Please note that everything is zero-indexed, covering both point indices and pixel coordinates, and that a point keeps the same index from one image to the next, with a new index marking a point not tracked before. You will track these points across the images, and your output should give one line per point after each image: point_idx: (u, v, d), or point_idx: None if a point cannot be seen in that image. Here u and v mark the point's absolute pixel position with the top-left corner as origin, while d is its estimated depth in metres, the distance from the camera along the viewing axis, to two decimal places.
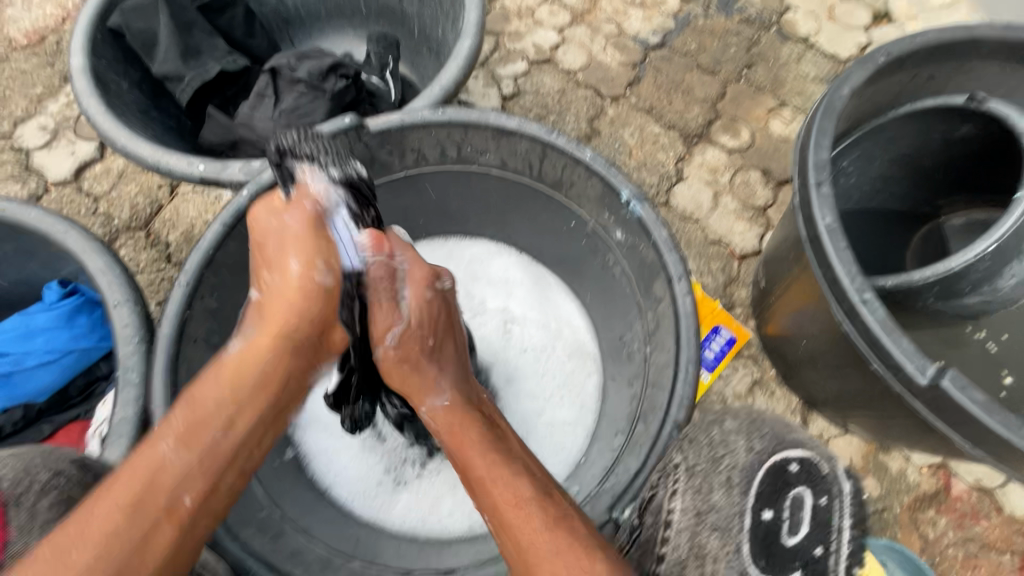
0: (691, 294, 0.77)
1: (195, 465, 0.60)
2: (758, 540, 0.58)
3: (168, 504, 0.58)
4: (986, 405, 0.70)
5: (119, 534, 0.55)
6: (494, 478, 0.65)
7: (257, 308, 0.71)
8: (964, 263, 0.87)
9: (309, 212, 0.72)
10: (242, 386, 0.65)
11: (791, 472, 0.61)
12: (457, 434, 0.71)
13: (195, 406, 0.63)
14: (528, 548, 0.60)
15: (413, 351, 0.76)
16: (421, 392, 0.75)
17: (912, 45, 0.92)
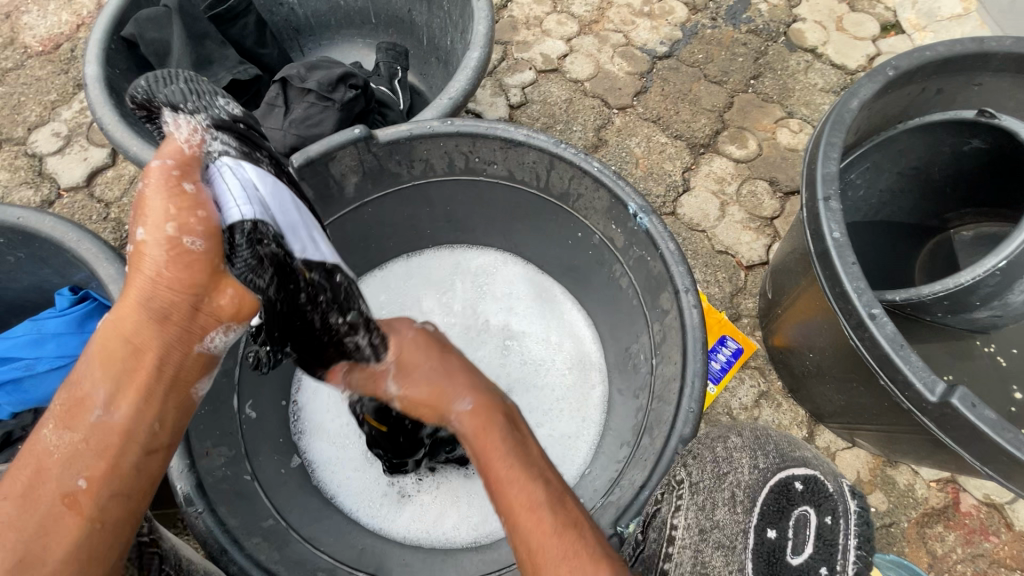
0: (698, 306, 0.77)
1: (83, 447, 0.55)
2: (762, 559, 0.56)
3: (63, 490, 0.53)
4: (997, 423, 0.70)
5: (14, 527, 0.51)
6: (511, 478, 0.59)
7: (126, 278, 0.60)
8: (973, 279, 0.86)
9: (156, 166, 0.58)
10: (116, 358, 0.56)
11: (795, 491, 0.58)
12: (480, 438, 0.63)
13: (74, 388, 0.57)
14: (538, 550, 0.55)
15: (414, 369, 0.69)
16: (441, 403, 0.66)
17: (922, 59, 0.92)
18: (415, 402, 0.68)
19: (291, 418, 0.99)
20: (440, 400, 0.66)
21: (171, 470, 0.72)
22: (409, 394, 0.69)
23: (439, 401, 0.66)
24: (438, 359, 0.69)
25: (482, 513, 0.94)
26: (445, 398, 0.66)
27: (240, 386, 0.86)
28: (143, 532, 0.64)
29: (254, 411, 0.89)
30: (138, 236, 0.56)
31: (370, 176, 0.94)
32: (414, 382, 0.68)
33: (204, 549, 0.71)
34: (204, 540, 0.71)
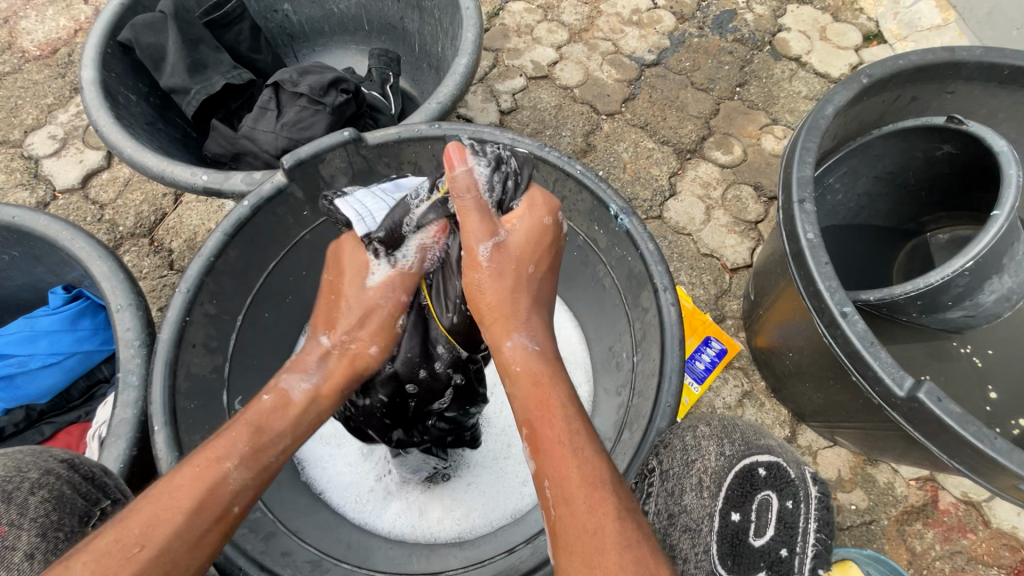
0: (676, 304, 0.80)
1: (254, 482, 0.61)
2: (727, 541, 0.63)
3: (222, 511, 0.58)
4: (961, 417, 0.72)
5: (180, 535, 0.55)
6: (575, 447, 0.57)
7: (319, 351, 0.71)
8: (942, 279, 0.88)
9: (403, 302, 0.75)
10: (303, 427, 0.67)
11: (759, 476, 0.65)
12: (540, 393, 0.61)
13: (259, 427, 0.64)
14: (597, 528, 0.52)
15: (511, 269, 0.67)
16: (508, 323, 0.65)
17: (895, 67, 0.96)
18: (487, 290, 0.66)
19: None
20: (508, 323, 0.65)
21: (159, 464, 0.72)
22: (490, 279, 0.66)
23: (512, 320, 0.65)
24: (535, 276, 0.68)
25: (465, 509, 0.95)
26: (517, 324, 0.65)
27: (229, 382, 0.90)
28: None
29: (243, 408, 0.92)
30: (370, 351, 0.73)
31: (359, 177, 0.97)
32: (503, 278, 0.66)
33: None
34: None
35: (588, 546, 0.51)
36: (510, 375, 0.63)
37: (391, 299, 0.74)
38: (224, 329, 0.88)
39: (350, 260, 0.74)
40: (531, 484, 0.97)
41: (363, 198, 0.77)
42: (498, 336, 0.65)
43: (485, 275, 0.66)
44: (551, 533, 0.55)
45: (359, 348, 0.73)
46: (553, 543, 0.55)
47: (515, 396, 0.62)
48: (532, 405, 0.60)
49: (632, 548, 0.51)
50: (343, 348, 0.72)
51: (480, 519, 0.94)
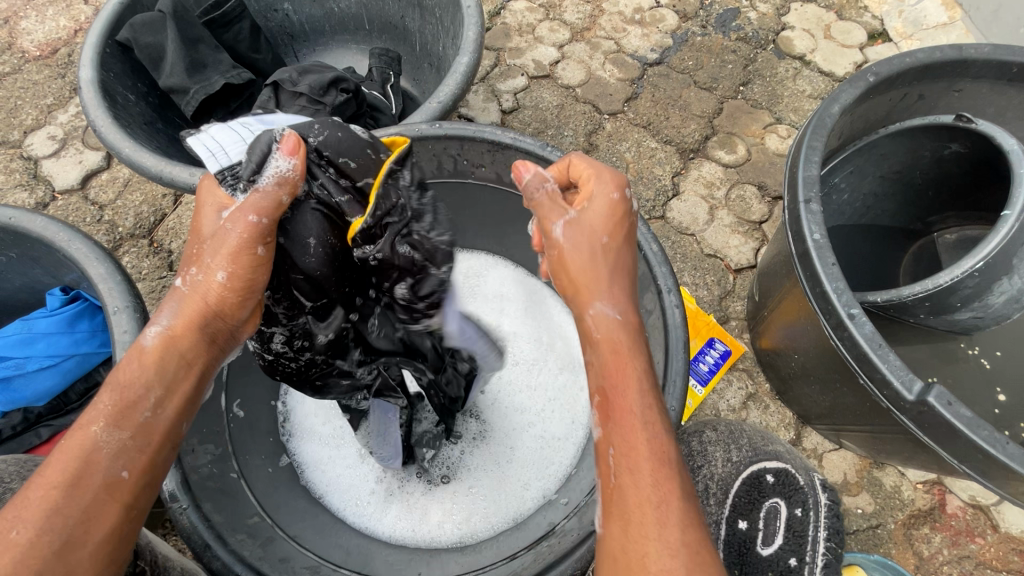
0: (681, 306, 0.79)
1: (131, 443, 0.55)
2: (733, 549, 0.62)
3: (107, 480, 0.53)
4: (972, 421, 0.71)
5: (61, 513, 0.51)
6: (647, 423, 0.54)
7: (172, 293, 0.61)
8: (951, 280, 0.86)
9: (254, 223, 0.59)
10: (168, 373, 0.58)
11: (767, 483, 0.63)
12: (615, 359, 0.57)
13: (120, 389, 0.56)
14: (664, 504, 0.50)
15: (591, 238, 0.62)
16: (591, 290, 0.60)
17: (902, 66, 0.94)
18: (567, 263, 0.61)
19: (281, 421, 0.99)
20: (590, 289, 0.60)
21: None
22: (565, 253, 0.62)
23: (596, 286, 0.60)
24: (612, 245, 0.62)
25: (467, 512, 0.95)
26: (599, 290, 0.60)
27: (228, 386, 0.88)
28: None
29: (242, 410, 0.91)
30: (217, 278, 0.59)
31: None
32: (581, 245, 0.61)
33: (186, 545, 0.71)
34: (187, 536, 0.71)
35: (649, 516, 0.50)
36: (590, 343, 0.59)
37: (239, 221, 0.59)
38: None
39: (202, 196, 0.65)
40: (532, 488, 0.94)
41: (219, 132, 0.69)
42: (582, 307, 0.60)
43: (564, 246, 0.62)
44: (606, 499, 0.54)
45: (204, 278, 0.59)
46: (606, 508, 0.53)
47: (593, 363, 0.59)
48: (608, 373, 0.57)
49: (692, 527, 0.50)
50: (190, 284, 0.60)
51: (482, 523, 0.93)
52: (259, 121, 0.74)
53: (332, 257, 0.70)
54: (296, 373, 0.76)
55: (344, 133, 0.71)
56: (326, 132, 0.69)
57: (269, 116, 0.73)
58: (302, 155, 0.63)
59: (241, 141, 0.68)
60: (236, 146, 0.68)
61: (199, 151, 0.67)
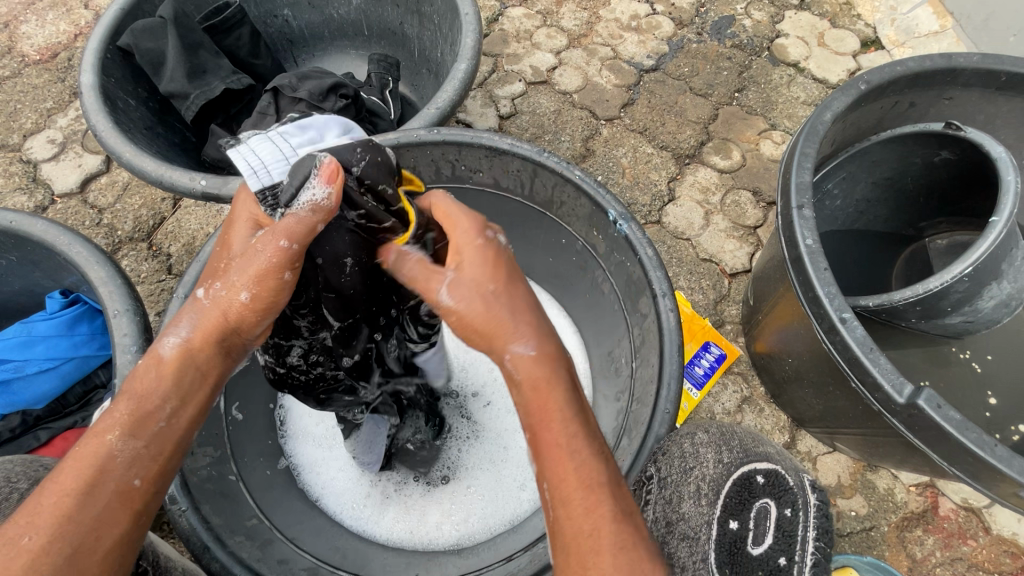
0: (675, 310, 0.80)
1: (145, 452, 0.57)
2: (724, 549, 0.61)
3: (121, 486, 0.55)
4: (961, 424, 0.72)
5: (73, 519, 0.52)
6: (573, 449, 0.54)
7: (193, 302, 0.62)
8: (941, 285, 0.88)
9: (285, 248, 0.58)
10: (184, 385, 0.60)
11: (758, 484, 0.63)
12: (540, 396, 0.56)
13: (137, 398, 0.59)
14: (594, 531, 0.51)
15: (481, 286, 0.59)
16: (507, 331, 0.58)
17: (893, 74, 0.96)
18: (472, 317, 0.59)
19: (278, 422, 0.99)
20: (501, 331, 0.58)
21: None
22: (460, 313, 0.59)
23: (506, 330, 0.58)
24: (497, 292, 0.60)
25: (464, 514, 0.95)
26: (512, 333, 0.58)
27: (227, 389, 0.88)
28: None
29: (242, 413, 0.91)
30: (240, 297, 0.59)
31: None
32: (471, 299, 0.59)
33: (186, 546, 0.71)
34: (187, 538, 0.72)
35: (586, 547, 0.51)
36: (514, 385, 0.58)
37: (272, 245, 0.58)
38: None
39: (239, 210, 0.65)
40: (528, 489, 0.96)
41: (259, 145, 0.64)
42: (498, 356, 0.59)
43: (459, 309, 0.59)
44: (553, 534, 0.54)
45: (227, 294, 0.60)
46: (554, 542, 0.54)
47: (519, 404, 0.58)
48: (533, 410, 0.57)
49: (627, 551, 0.50)
50: (213, 298, 0.60)
51: (479, 525, 0.94)
52: (300, 125, 0.68)
53: (362, 274, 0.69)
54: (303, 386, 0.76)
55: (383, 157, 0.65)
56: (369, 158, 0.63)
57: (308, 122, 0.68)
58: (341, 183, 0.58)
59: (284, 159, 0.63)
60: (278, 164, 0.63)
61: (238, 161, 0.63)
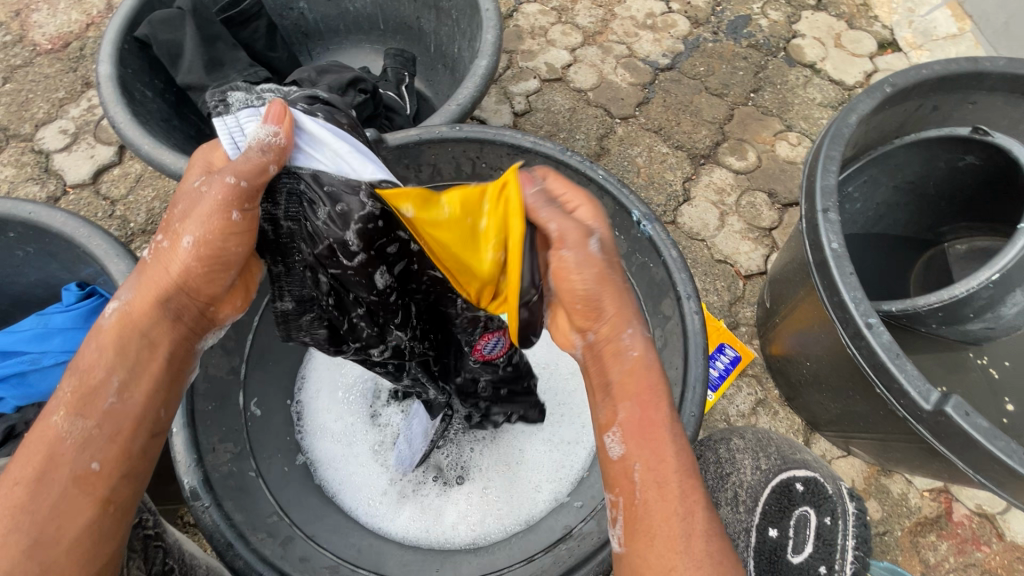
0: (700, 312, 0.79)
1: (99, 433, 0.56)
2: (763, 556, 0.65)
3: (76, 472, 0.55)
4: (989, 431, 0.72)
5: (26, 510, 0.53)
6: (675, 431, 0.57)
7: (139, 266, 0.62)
8: (967, 291, 0.88)
9: (231, 184, 0.56)
10: (130, 352, 0.59)
11: (797, 492, 0.65)
12: (637, 379, 0.58)
13: (84, 373, 0.58)
14: (689, 514, 0.53)
15: (615, 265, 0.60)
16: (631, 311, 0.59)
17: (919, 77, 0.95)
18: (603, 288, 0.58)
19: (294, 418, 0.99)
20: (629, 312, 0.59)
21: (177, 464, 0.72)
22: (603, 276, 0.58)
23: (631, 310, 0.59)
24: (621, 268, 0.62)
25: (481, 514, 0.95)
26: (634, 313, 0.59)
27: (245, 384, 0.88)
28: (148, 525, 0.65)
29: (259, 409, 0.91)
30: (185, 245, 0.58)
31: None
32: (611, 270, 0.59)
33: (209, 543, 0.71)
34: (210, 534, 0.72)
35: (675, 529, 0.52)
36: (620, 360, 0.58)
37: (216, 182, 0.56)
38: (240, 330, 0.86)
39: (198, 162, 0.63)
40: (544, 491, 0.95)
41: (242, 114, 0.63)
42: (618, 330, 0.59)
43: (595, 272, 0.57)
44: (628, 517, 0.56)
45: (174, 247, 0.58)
46: (628, 527, 0.56)
47: (618, 383, 0.58)
48: (640, 389, 0.58)
49: (715, 536, 0.52)
50: (160, 256, 0.59)
51: (495, 524, 0.93)
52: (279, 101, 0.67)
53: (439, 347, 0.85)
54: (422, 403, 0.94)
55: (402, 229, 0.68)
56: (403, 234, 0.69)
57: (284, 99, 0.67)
58: (289, 122, 0.60)
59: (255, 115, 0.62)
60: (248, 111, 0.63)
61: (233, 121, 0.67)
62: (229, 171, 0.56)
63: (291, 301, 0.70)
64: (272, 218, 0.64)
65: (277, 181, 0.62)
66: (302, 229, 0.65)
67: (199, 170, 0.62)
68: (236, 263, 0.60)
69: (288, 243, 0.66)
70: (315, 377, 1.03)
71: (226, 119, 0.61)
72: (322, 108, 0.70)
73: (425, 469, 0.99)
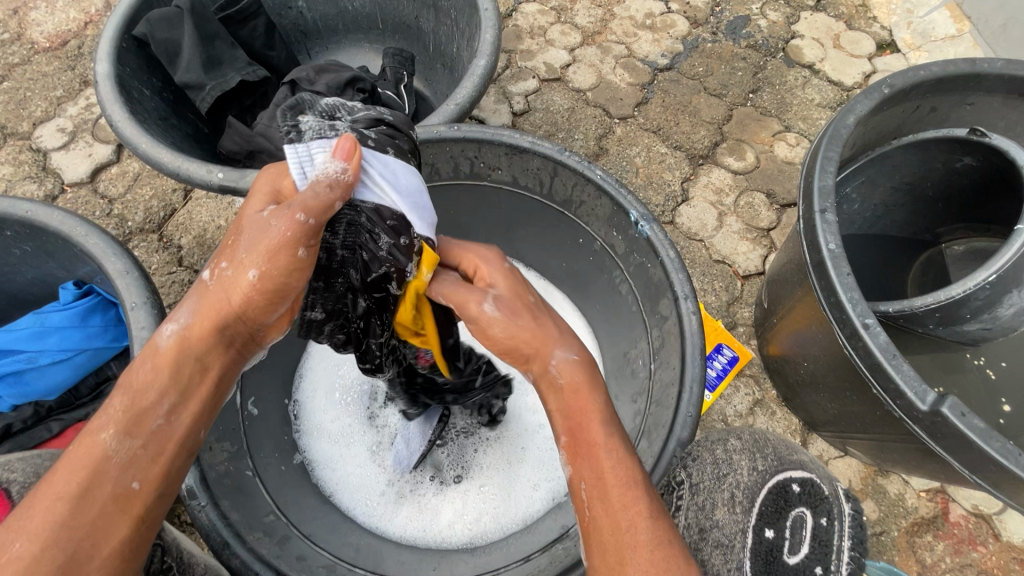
0: (697, 313, 0.79)
1: (143, 452, 0.56)
2: (760, 557, 0.64)
3: (116, 491, 0.54)
4: (985, 432, 0.72)
5: (66, 526, 0.52)
6: (609, 448, 0.58)
7: (198, 286, 0.61)
8: (964, 292, 0.88)
9: (300, 221, 0.58)
10: (183, 377, 0.59)
11: (793, 492, 0.67)
12: (576, 403, 0.60)
13: (136, 393, 0.57)
14: (630, 526, 0.54)
15: (521, 303, 0.66)
16: (550, 340, 0.63)
17: (917, 78, 0.95)
18: (514, 330, 0.64)
19: (292, 417, 1.00)
20: (549, 340, 0.63)
21: None
22: (509, 321, 0.64)
23: (550, 339, 0.63)
24: (536, 302, 0.68)
25: (478, 513, 0.95)
26: (556, 341, 0.63)
27: (243, 383, 0.88)
28: None
29: (256, 408, 0.91)
30: (248, 277, 0.58)
31: None
32: (517, 313, 0.65)
33: (205, 542, 0.71)
34: (206, 534, 0.71)
35: (623, 542, 0.54)
36: (556, 390, 0.61)
37: (287, 218, 0.58)
38: None
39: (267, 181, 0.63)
40: (541, 489, 0.96)
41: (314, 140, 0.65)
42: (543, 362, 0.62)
43: (502, 317, 0.64)
44: (585, 531, 0.58)
45: (237, 276, 0.59)
46: (587, 542, 0.57)
47: (556, 411, 0.62)
48: (572, 414, 0.60)
49: (662, 547, 0.53)
50: (221, 282, 0.59)
51: (493, 523, 0.94)
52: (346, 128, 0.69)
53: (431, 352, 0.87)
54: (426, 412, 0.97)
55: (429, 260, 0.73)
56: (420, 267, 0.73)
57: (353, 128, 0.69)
58: (357, 160, 0.62)
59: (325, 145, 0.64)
60: (320, 141, 0.64)
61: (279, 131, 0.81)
62: (302, 209, 0.58)
63: (321, 313, 0.73)
64: (329, 246, 0.68)
65: (340, 214, 0.66)
66: (353, 258, 0.70)
67: (268, 193, 0.61)
68: (291, 296, 0.62)
69: (336, 269, 0.71)
70: (311, 376, 1.04)
71: (297, 145, 0.63)
72: (385, 132, 0.72)
73: (422, 469, 0.99)
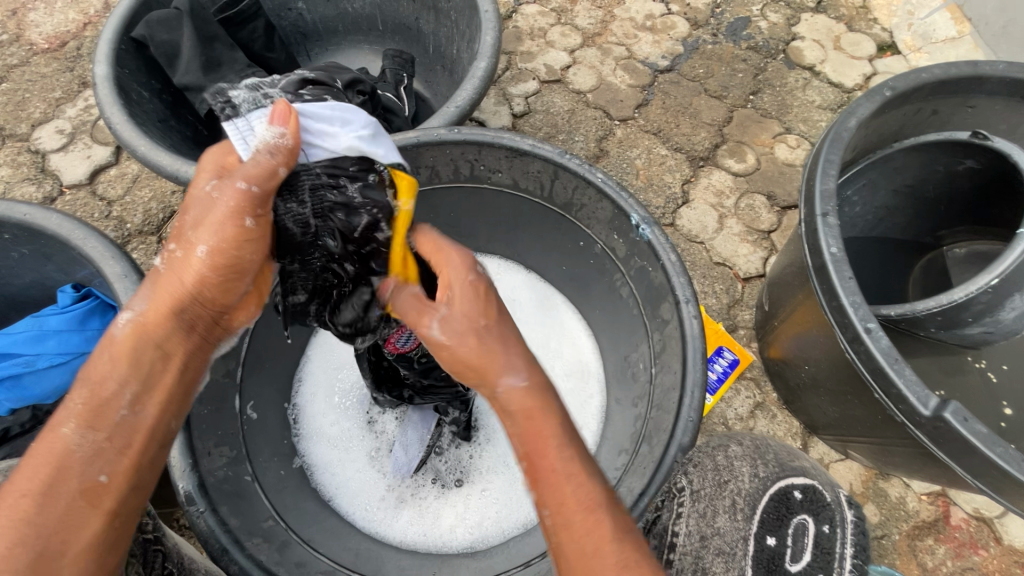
0: (698, 316, 0.79)
1: (108, 445, 0.57)
2: (761, 565, 0.62)
3: (84, 484, 0.55)
4: (987, 437, 0.72)
5: (33, 523, 0.52)
6: (568, 474, 0.56)
7: (151, 276, 0.63)
8: (966, 296, 0.88)
9: (243, 189, 0.59)
10: (144, 364, 0.61)
11: (795, 500, 0.65)
12: (534, 427, 0.59)
13: (95, 385, 0.59)
14: (594, 552, 0.53)
15: (471, 327, 0.62)
16: (495, 368, 0.61)
17: (918, 81, 0.95)
18: (460, 356, 0.62)
19: (291, 421, 0.99)
20: (494, 367, 0.61)
21: (173, 469, 0.72)
22: (454, 348, 0.62)
23: (496, 364, 0.61)
24: (493, 322, 0.64)
25: (478, 517, 0.95)
26: (502, 366, 0.61)
27: (241, 388, 0.88)
28: (148, 528, 0.66)
29: (255, 412, 0.90)
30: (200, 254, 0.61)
31: None
32: (463, 337, 0.62)
33: (204, 549, 0.71)
34: (205, 540, 0.71)
35: (587, 568, 0.53)
36: (508, 415, 0.60)
37: (228, 188, 0.60)
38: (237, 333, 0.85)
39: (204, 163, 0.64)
40: None
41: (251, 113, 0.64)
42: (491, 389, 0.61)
43: (450, 343, 0.62)
44: (554, 560, 0.56)
45: (188, 257, 0.61)
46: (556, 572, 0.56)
47: (514, 435, 0.60)
48: (528, 438, 0.59)
49: (631, 568, 0.51)
50: (174, 266, 0.62)
51: (494, 528, 0.93)
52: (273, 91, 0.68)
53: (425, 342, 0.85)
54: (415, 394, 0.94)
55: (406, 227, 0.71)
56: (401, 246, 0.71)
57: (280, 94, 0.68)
58: (295, 121, 0.61)
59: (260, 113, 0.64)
60: (258, 112, 0.64)
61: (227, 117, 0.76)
62: (244, 177, 0.60)
63: (304, 295, 0.74)
64: (300, 218, 0.67)
65: (296, 179, 0.65)
66: (326, 225, 0.68)
67: (209, 172, 0.63)
68: (248, 271, 0.64)
69: (311, 243, 0.69)
70: (311, 380, 1.04)
71: (235, 119, 0.63)
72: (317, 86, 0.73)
73: (421, 474, 0.99)
